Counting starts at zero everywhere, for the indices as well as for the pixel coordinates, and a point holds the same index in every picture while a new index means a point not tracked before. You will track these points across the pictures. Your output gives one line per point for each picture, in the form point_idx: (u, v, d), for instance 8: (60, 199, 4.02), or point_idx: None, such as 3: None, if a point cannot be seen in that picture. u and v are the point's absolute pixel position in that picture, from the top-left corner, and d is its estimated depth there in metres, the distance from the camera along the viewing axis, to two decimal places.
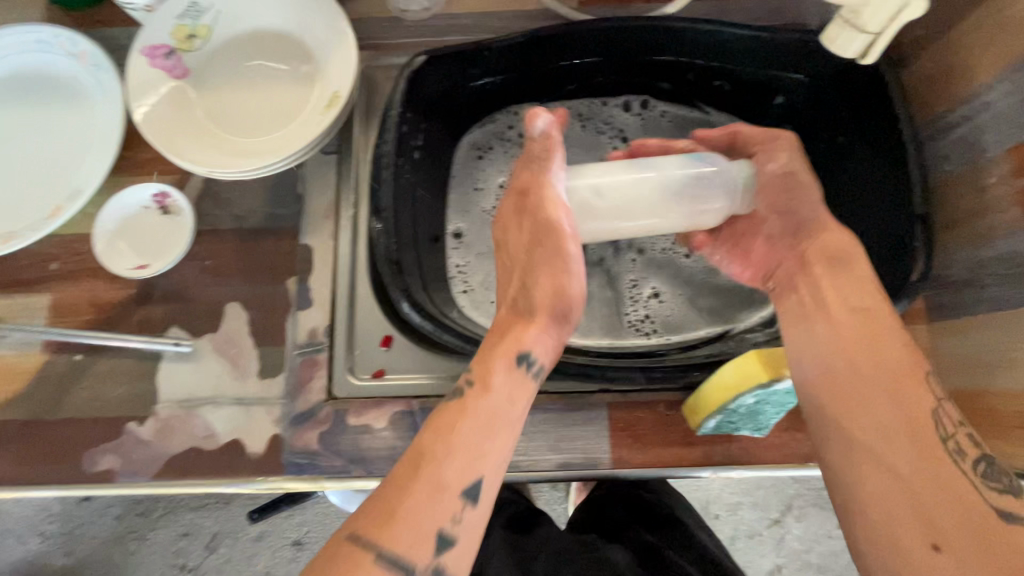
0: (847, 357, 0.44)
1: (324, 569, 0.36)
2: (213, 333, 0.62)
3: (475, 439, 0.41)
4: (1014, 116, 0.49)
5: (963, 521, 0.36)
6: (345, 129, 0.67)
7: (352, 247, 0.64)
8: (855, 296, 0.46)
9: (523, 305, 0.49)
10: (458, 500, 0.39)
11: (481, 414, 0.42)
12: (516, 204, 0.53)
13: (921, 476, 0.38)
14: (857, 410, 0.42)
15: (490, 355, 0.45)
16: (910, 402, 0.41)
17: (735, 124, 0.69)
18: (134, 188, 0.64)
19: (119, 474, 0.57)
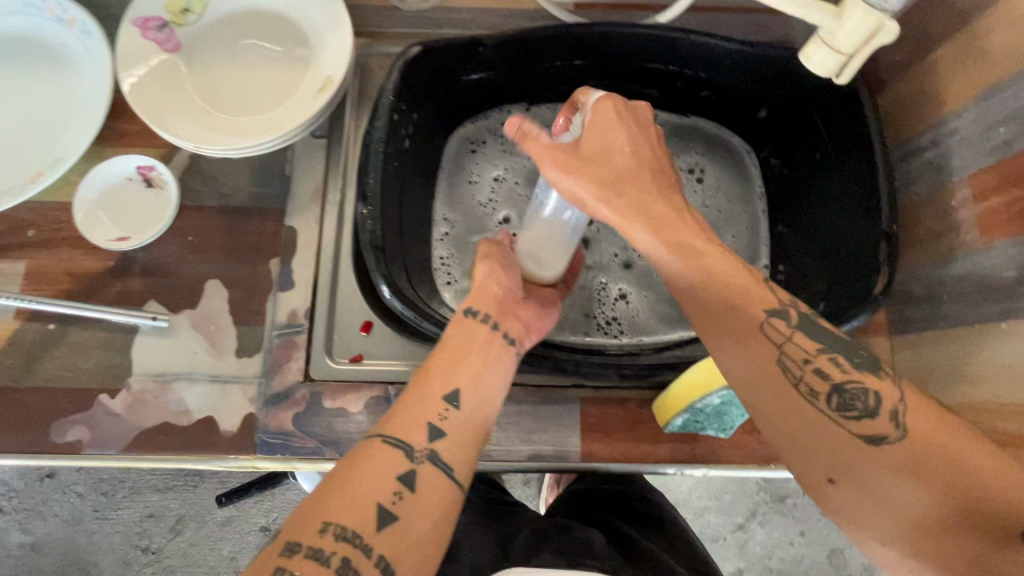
0: (749, 335, 0.43)
1: (342, 464, 0.43)
2: (192, 309, 0.61)
3: (427, 396, 0.46)
4: (975, 145, 0.51)
5: (858, 469, 0.40)
6: (336, 114, 0.67)
7: (337, 231, 0.64)
8: (687, 232, 0.45)
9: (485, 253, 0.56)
10: (438, 413, 0.46)
11: (440, 360, 0.48)
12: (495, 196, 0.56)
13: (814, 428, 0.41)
14: (782, 368, 0.42)
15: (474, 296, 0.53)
16: (780, 372, 0.42)
17: (725, 138, 0.73)
18: (118, 159, 0.63)
19: (88, 446, 0.57)
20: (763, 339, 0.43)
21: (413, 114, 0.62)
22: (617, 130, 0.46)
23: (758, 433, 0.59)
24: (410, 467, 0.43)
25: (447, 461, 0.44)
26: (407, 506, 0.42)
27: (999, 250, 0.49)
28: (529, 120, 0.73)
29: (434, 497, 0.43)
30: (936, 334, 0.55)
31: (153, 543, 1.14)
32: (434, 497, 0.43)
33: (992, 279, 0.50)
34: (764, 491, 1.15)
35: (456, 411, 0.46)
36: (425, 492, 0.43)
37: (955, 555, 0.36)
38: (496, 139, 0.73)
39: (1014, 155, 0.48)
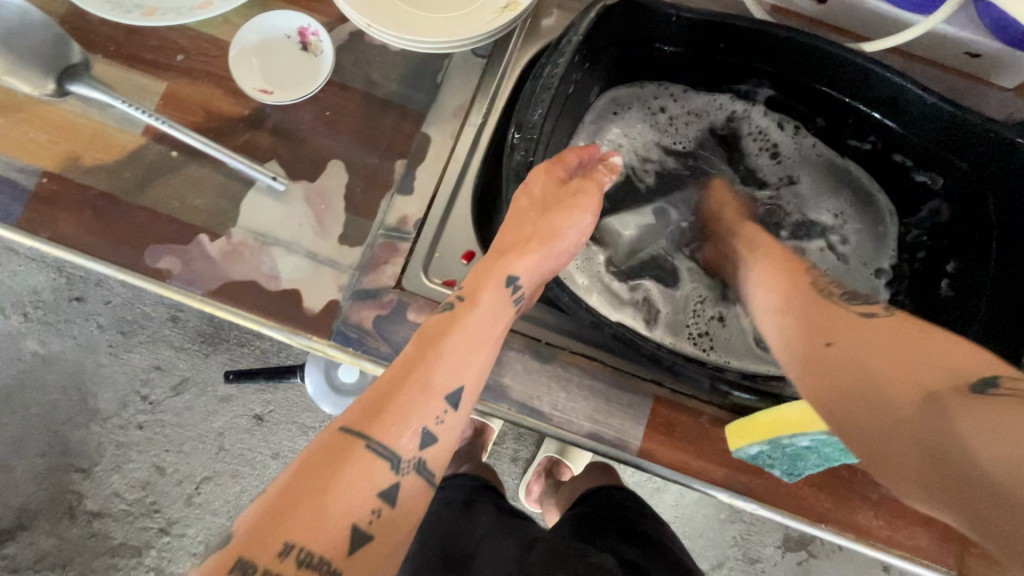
0: (813, 319, 0.51)
1: (309, 462, 0.41)
2: (309, 182, 0.61)
3: (448, 333, 0.47)
4: None
5: (895, 412, 0.42)
6: (503, 39, 0.65)
7: (469, 154, 0.63)
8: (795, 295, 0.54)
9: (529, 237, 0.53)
10: (467, 346, 0.47)
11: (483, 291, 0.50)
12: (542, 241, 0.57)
13: (865, 399, 0.44)
14: (861, 350, 0.46)
15: (479, 279, 0.51)
16: (834, 319, 0.50)
17: (872, 190, 0.71)
18: (285, 12, 0.62)
19: (176, 278, 0.57)
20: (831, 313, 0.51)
21: (586, 63, 0.60)
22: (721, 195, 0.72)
23: (818, 489, 0.57)
24: (393, 475, 0.42)
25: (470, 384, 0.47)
26: (451, 419, 0.45)
27: None
28: (683, 105, 0.73)
29: (419, 492, 0.44)
30: None
31: (154, 394, 1.17)
32: (418, 492, 0.44)
33: None
34: (737, 547, 1.14)
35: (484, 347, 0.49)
36: (407, 495, 0.43)
37: (956, 474, 0.38)
38: (643, 110, 0.73)
39: None
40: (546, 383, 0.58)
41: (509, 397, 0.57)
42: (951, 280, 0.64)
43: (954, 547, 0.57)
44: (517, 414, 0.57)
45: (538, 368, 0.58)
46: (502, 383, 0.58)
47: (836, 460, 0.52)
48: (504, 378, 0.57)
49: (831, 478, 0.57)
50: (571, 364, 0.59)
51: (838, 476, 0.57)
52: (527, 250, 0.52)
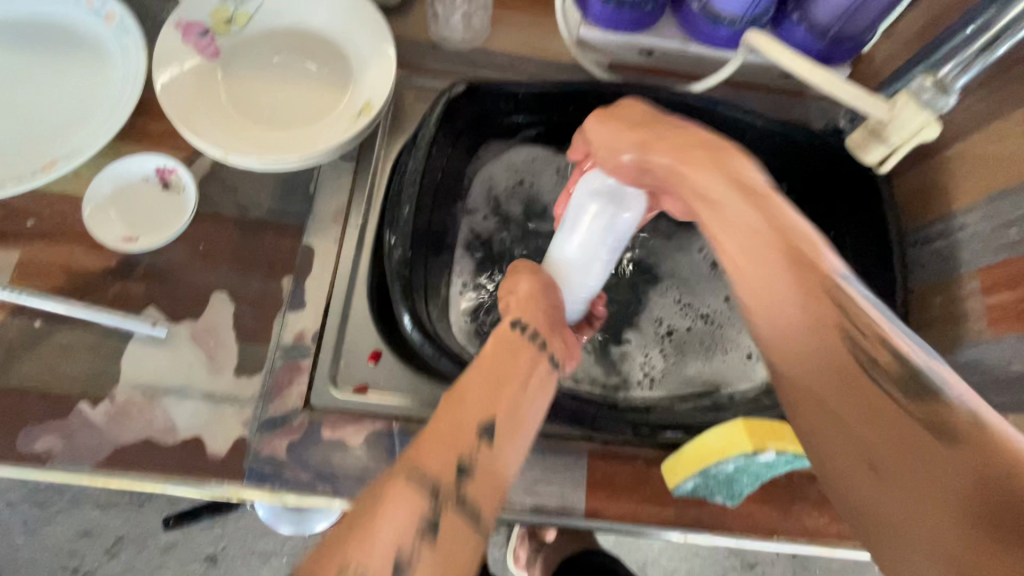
0: (829, 359, 0.33)
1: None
2: (193, 320, 0.59)
3: (450, 420, 0.38)
4: (984, 239, 0.54)
5: (893, 511, 0.31)
6: (367, 140, 0.67)
7: (356, 254, 0.63)
8: (758, 280, 0.35)
9: (500, 386, 0.40)
10: (471, 448, 0.37)
11: (477, 380, 0.40)
12: (492, 360, 0.41)
13: (867, 491, 0.32)
14: (832, 413, 0.33)
15: (433, 441, 0.37)
16: (821, 353, 0.34)
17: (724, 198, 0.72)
18: (138, 158, 0.61)
19: (56, 459, 0.52)
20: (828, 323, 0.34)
21: (448, 149, 0.63)
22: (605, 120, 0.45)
23: (762, 502, 0.58)
24: None
25: (475, 507, 0.36)
26: (427, 567, 0.34)
27: (1008, 344, 0.51)
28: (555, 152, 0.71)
29: None
30: None
31: (82, 568, 1.04)
32: None
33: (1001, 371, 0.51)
34: (735, 557, 1.13)
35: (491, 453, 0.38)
36: None
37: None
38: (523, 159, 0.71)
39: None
40: None
41: None
42: None
43: None
44: None
45: None
46: None
47: (765, 475, 0.54)
48: None
49: (773, 489, 0.59)
50: None
51: (777, 484, 0.59)
52: (464, 401, 0.38)
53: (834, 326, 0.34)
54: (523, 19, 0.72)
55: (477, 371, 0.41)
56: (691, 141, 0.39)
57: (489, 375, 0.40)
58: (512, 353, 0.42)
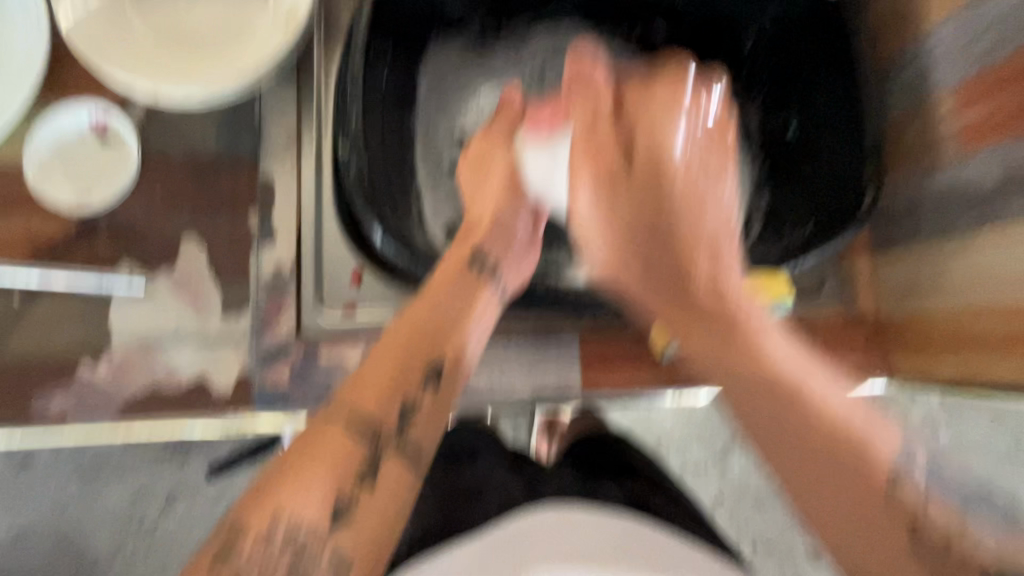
0: (821, 432, 0.41)
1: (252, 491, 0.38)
2: (169, 269, 0.58)
3: (413, 342, 0.43)
4: (957, 54, 0.51)
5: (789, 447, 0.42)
6: (303, 54, 0.63)
7: (315, 178, 0.61)
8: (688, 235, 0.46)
9: (464, 304, 0.48)
10: (435, 364, 0.43)
11: (442, 293, 0.47)
12: (446, 293, 0.47)
13: (775, 415, 0.42)
14: (832, 480, 0.41)
15: (388, 348, 0.43)
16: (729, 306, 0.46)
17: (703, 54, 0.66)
18: (67, 112, 0.57)
19: (74, 417, 0.55)
20: (784, 390, 0.42)
21: (388, 50, 0.58)
22: (646, 102, 0.47)
23: None
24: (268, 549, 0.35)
25: (415, 445, 0.41)
26: (382, 481, 0.39)
27: (982, 158, 0.50)
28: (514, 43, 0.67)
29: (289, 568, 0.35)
30: (917, 247, 0.57)
31: None
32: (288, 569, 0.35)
33: (973, 187, 0.52)
34: None
35: (434, 390, 0.43)
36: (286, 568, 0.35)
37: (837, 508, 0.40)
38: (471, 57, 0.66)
39: (1000, 61, 0.48)
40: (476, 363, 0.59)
41: None
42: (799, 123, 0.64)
43: None
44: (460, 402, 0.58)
45: None
46: None
47: None
48: None
49: None
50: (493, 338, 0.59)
51: None
52: (437, 297, 0.47)
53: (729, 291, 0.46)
54: None
55: (436, 297, 0.47)
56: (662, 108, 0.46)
57: (444, 293, 0.47)
58: (464, 296, 0.48)
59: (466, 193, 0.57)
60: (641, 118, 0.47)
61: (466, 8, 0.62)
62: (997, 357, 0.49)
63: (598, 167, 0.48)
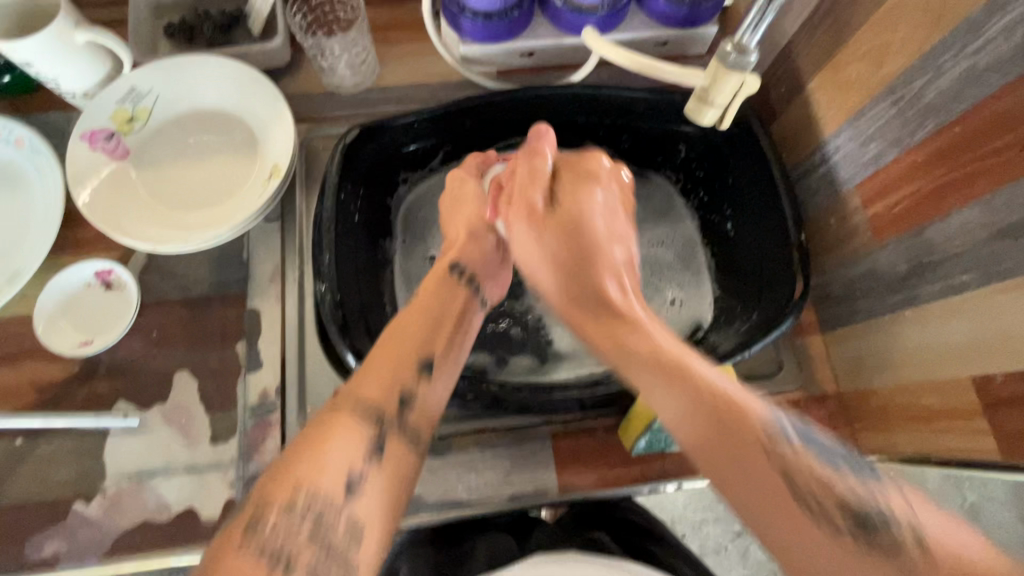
0: (720, 427, 0.38)
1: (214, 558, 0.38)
2: (162, 403, 0.63)
3: (393, 359, 0.46)
4: (854, 159, 0.58)
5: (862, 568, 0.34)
6: (286, 198, 0.71)
7: (299, 305, 0.67)
8: (618, 324, 0.44)
9: (428, 338, 0.48)
10: (411, 382, 0.46)
11: (411, 325, 0.49)
12: (392, 340, 0.48)
13: (779, 511, 0.36)
14: (750, 493, 0.38)
15: (364, 378, 0.46)
16: (708, 398, 0.39)
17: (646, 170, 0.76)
18: (72, 269, 0.63)
19: (66, 559, 0.57)
20: (710, 392, 0.39)
21: (359, 191, 0.66)
22: (581, 165, 0.53)
23: None
24: None
25: (415, 428, 0.45)
26: (376, 482, 0.42)
27: (891, 247, 0.55)
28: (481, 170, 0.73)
29: None
30: (857, 327, 0.61)
31: None
32: None
33: (891, 272, 0.56)
34: None
35: (429, 379, 0.47)
36: None
37: None
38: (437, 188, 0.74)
39: (887, 164, 0.54)
40: (453, 472, 0.61)
41: (426, 502, 0.60)
42: (734, 222, 0.70)
43: (845, 430, 0.63)
44: (439, 514, 0.59)
45: (441, 464, 0.61)
46: (414, 494, 0.60)
47: None
48: (413, 488, 0.60)
49: None
50: (468, 445, 0.62)
51: None
52: (390, 335, 0.48)
53: (697, 379, 0.40)
54: (407, 49, 0.76)
55: (392, 332, 0.48)
56: (585, 168, 0.53)
57: (398, 328, 0.48)
58: (433, 326, 0.49)
59: (446, 218, 0.61)
60: (574, 172, 0.53)
61: (428, 147, 0.70)
62: (945, 431, 0.52)
63: (525, 204, 0.51)
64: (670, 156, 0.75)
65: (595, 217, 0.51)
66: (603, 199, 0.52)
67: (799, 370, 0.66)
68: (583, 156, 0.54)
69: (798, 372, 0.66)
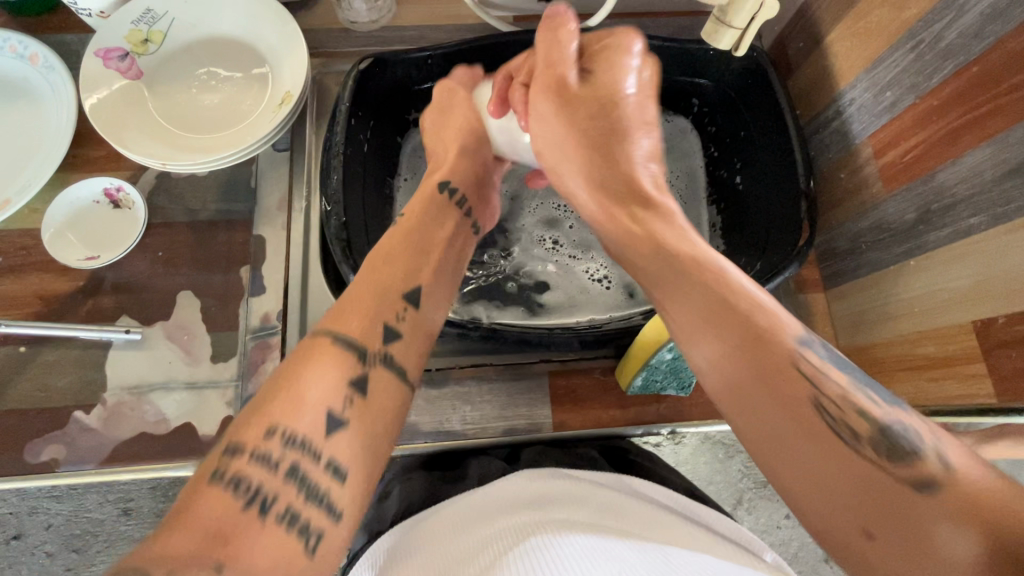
0: (745, 338, 0.38)
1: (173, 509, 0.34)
2: (165, 320, 0.63)
3: (376, 286, 0.46)
4: (869, 109, 0.58)
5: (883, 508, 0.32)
6: (297, 130, 0.71)
7: (304, 234, 0.67)
8: (662, 260, 0.44)
9: (426, 256, 0.49)
10: (397, 311, 0.45)
11: (397, 249, 0.49)
12: (381, 263, 0.47)
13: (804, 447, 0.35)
14: (775, 439, 0.36)
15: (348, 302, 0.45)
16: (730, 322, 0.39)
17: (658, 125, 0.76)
18: (81, 184, 0.64)
19: (65, 463, 0.57)
20: (743, 299, 0.39)
21: (369, 122, 0.66)
22: (612, 51, 0.55)
23: None
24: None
25: (400, 364, 0.44)
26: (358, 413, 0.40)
27: (900, 196, 0.55)
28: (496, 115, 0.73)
29: None
30: (861, 281, 0.61)
31: None
32: None
33: (898, 223, 0.55)
34: None
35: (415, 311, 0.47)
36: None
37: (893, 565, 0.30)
38: None
39: (902, 111, 0.54)
40: (450, 403, 0.62)
41: (422, 430, 0.60)
42: (743, 176, 0.70)
43: None
44: (433, 443, 0.60)
45: (437, 395, 0.62)
46: (409, 422, 0.61)
47: None
48: (409, 416, 0.61)
49: None
50: (465, 378, 0.62)
51: None
52: (385, 248, 0.49)
53: (721, 307, 0.39)
54: None
55: (381, 259, 0.48)
56: (618, 52, 0.55)
57: (384, 252, 0.48)
58: (416, 252, 0.49)
59: (433, 131, 0.63)
60: (610, 54, 0.55)
61: (440, 86, 0.70)
62: (942, 380, 0.52)
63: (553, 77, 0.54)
64: (683, 109, 0.74)
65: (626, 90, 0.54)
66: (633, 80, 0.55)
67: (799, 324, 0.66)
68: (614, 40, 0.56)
69: None
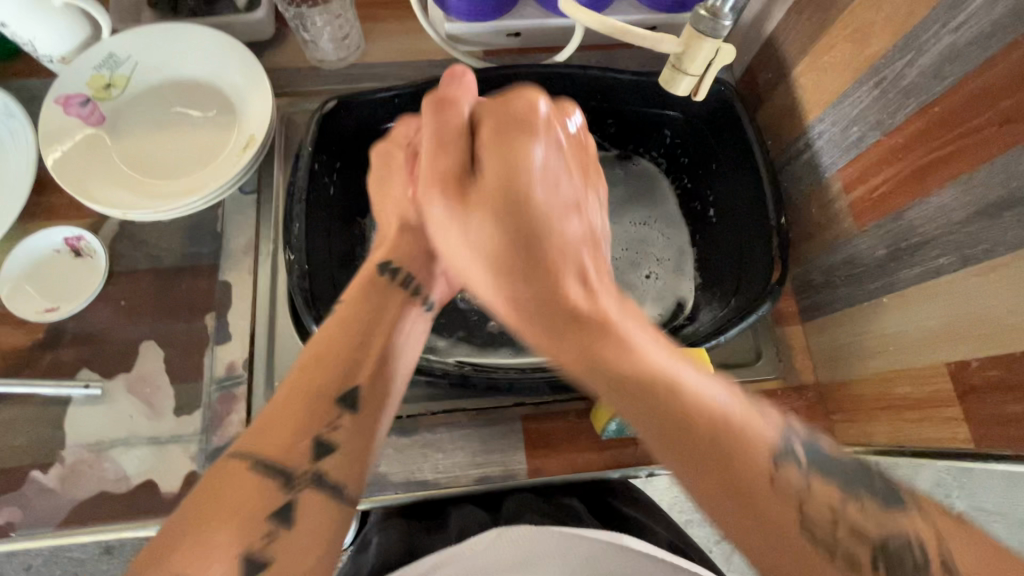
0: (675, 412, 0.38)
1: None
2: (126, 372, 0.61)
3: (312, 383, 0.44)
4: (836, 144, 0.57)
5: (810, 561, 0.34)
6: (264, 171, 0.70)
7: (272, 278, 0.66)
8: (576, 324, 0.43)
9: (368, 339, 0.47)
10: (337, 390, 0.44)
11: (338, 328, 0.47)
12: (330, 345, 0.46)
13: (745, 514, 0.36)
14: (721, 510, 0.37)
15: (287, 400, 0.43)
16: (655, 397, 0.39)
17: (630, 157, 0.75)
18: (41, 234, 0.63)
19: (20, 527, 0.55)
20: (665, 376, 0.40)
21: (334, 164, 0.65)
22: (503, 132, 0.44)
23: None
24: None
25: (335, 481, 0.42)
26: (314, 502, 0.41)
27: (870, 232, 0.54)
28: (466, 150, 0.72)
29: None
30: (836, 316, 0.60)
31: None
32: None
33: (869, 259, 0.55)
34: None
35: (352, 415, 0.44)
36: None
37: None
38: None
39: (868, 147, 0.53)
40: (421, 452, 0.60)
41: (392, 481, 0.59)
42: (716, 209, 0.69)
43: (822, 421, 0.62)
44: (404, 494, 0.58)
45: (407, 444, 0.60)
46: (379, 472, 0.59)
47: None
48: (379, 467, 0.59)
49: None
50: (437, 425, 0.61)
51: None
52: (328, 334, 0.47)
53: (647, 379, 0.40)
54: (391, 26, 0.75)
55: (322, 348, 0.46)
56: (513, 123, 0.44)
57: (331, 338, 0.46)
58: (365, 326, 0.48)
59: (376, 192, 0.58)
60: (504, 124, 0.44)
61: None
62: (919, 421, 0.51)
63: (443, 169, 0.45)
64: (654, 141, 0.73)
65: (534, 179, 0.43)
66: (542, 158, 0.43)
67: (778, 359, 0.64)
68: (500, 108, 0.45)
69: (776, 361, 0.64)
